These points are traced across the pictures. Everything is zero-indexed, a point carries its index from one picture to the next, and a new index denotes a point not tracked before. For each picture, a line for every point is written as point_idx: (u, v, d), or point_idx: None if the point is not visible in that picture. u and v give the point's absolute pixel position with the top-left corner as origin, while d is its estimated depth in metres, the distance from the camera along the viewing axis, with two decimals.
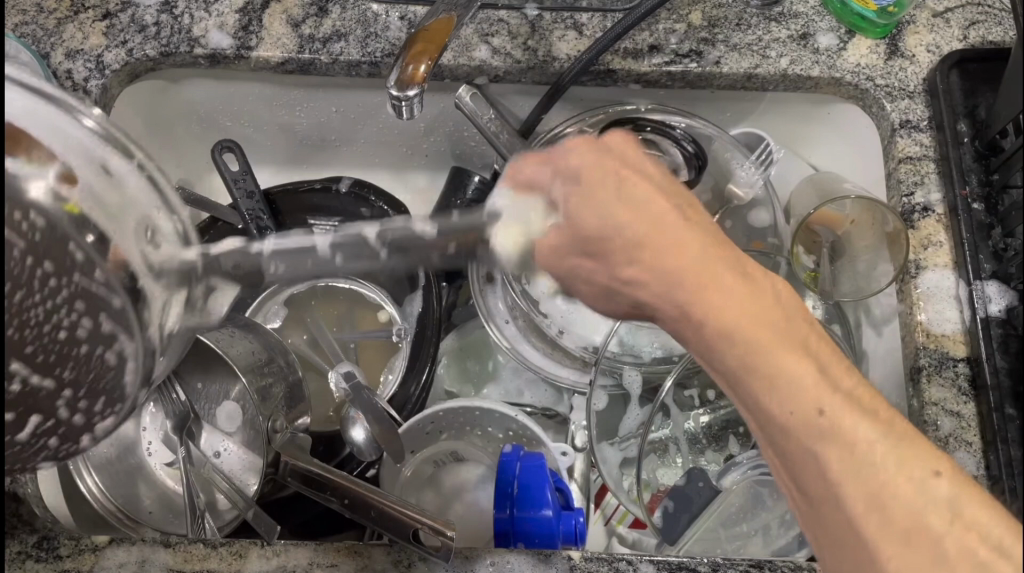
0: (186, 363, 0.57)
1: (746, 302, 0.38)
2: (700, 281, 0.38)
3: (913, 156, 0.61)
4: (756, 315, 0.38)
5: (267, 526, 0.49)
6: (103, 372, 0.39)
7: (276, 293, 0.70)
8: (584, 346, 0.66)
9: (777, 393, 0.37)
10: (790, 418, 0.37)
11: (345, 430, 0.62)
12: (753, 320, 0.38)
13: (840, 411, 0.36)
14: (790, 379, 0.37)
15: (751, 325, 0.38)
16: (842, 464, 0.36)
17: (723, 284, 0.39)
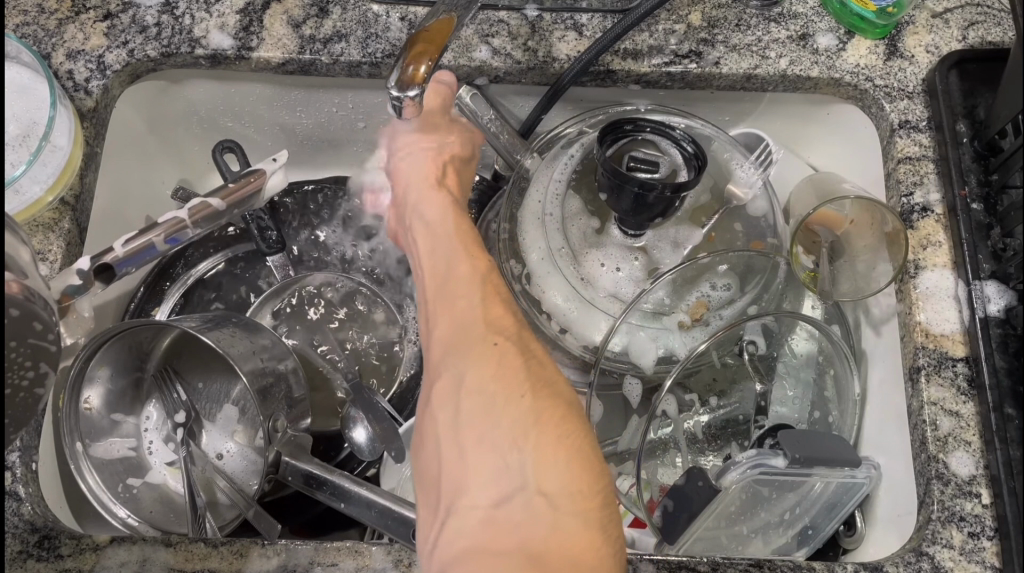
0: (187, 360, 0.62)
1: (459, 308, 0.47)
2: (453, 304, 0.48)
3: (913, 156, 0.61)
4: (450, 306, 0.48)
5: (268, 524, 0.51)
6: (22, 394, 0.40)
7: (278, 293, 0.71)
8: (585, 347, 0.62)
9: (454, 309, 0.47)
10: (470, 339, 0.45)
11: (346, 430, 0.63)
12: (452, 301, 0.48)
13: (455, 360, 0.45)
14: (462, 314, 0.47)
15: (462, 322, 0.46)
16: (483, 384, 0.43)
17: (464, 303, 0.47)
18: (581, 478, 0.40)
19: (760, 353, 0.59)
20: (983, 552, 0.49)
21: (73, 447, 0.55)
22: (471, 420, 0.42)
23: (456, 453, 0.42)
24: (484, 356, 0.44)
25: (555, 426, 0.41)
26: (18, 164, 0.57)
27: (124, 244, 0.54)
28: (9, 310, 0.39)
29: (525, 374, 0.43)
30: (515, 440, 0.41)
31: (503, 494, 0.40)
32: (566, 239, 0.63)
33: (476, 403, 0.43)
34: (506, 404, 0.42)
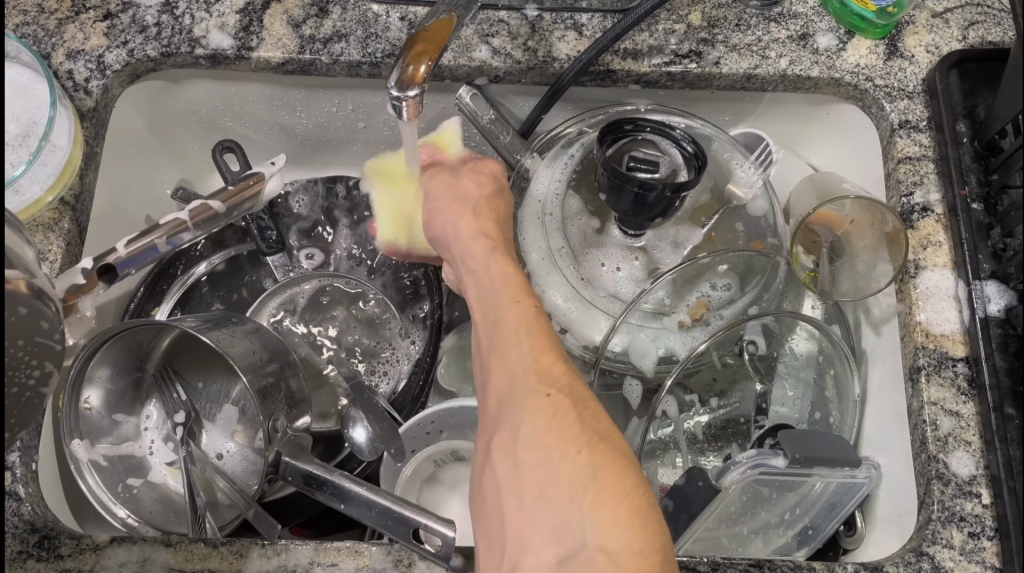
0: (186, 360, 0.62)
1: (509, 352, 0.44)
2: (502, 346, 0.45)
3: (913, 156, 0.61)
4: (500, 348, 0.45)
5: (268, 524, 0.50)
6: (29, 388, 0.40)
7: (277, 293, 0.71)
8: (585, 346, 0.62)
9: (502, 352, 0.44)
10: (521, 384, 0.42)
11: (346, 430, 0.63)
12: (502, 342, 0.45)
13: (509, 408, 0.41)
14: (512, 357, 0.44)
15: (512, 365, 0.43)
16: (539, 434, 0.39)
17: (514, 346, 0.44)
18: (640, 535, 0.36)
19: (760, 353, 0.59)
20: (983, 552, 0.49)
21: (73, 447, 0.55)
22: (526, 472, 0.39)
23: (515, 523, 0.38)
24: (537, 408, 0.40)
25: (614, 480, 0.38)
26: (18, 164, 0.57)
27: (126, 245, 0.53)
28: (17, 309, 0.39)
29: (581, 424, 0.40)
30: (574, 494, 0.37)
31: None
32: (566, 239, 0.63)
33: (531, 455, 0.39)
34: (563, 456, 0.38)
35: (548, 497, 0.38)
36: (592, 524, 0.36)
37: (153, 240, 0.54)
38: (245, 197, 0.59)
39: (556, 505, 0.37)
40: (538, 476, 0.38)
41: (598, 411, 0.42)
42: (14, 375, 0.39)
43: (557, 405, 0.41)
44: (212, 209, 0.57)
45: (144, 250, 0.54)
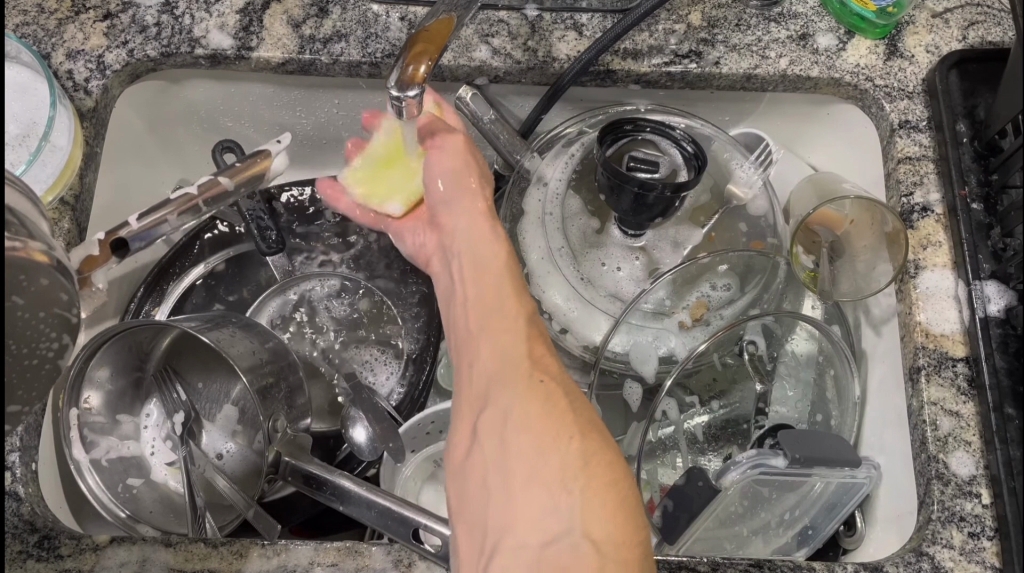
0: (186, 360, 0.62)
1: (478, 294, 0.52)
2: (472, 286, 0.53)
3: (913, 156, 0.61)
4: (472, 289, 0.53)
5: (268, 525, 0.50)
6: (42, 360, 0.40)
7: (277, 293, 0.71)
8: (584, 346, 0.62)
9: (473, 292, 0.53)
10: (487, 317, 0.50)
11: (346, 430, 0.63)
12: (471, 287, 0.53)
13: (480, 341, 0.49)
14: (482, 298, 0.52)
15: (477, 299, 0.52)
16: (499, 361, 0.47)
17: (481, 284, 0.53)
18: (599, 479, 0.40)
19: (760, 353, 0.59)
20: (983, 552, 0.49)
21: (72, 447, 0.55)
22: (494, 407, 0.44)
23: (499, 437, 0.43)
24: (504, 342, 0.48)
25: (569, 423, 0.42)
26: (18, 164, 0.57)
27: (138, 219, 0.53)
28: (38, 280, 0.39)
29: (531, 359, 0.46)
30: (537, 430, 0.42)
31: (544, 454, 0.41)
32: (566, 239, 0.63)
33: (495, 369, 0.46)
34: (522, 387, 0.44)
35: (508, 412, 0.43)
36: (553, 457, 0.41)
37: (160, 215, 0.53)
38: (257, 176, 0.57)
39: (519, 428, 0.42)
40: (504, 407, 0.44)
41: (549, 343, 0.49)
42: (34, 346, 0.39)
43: (514, 344, 0.47)
44: (222, 184, 0.55)
45: (151, 226, 0.53)
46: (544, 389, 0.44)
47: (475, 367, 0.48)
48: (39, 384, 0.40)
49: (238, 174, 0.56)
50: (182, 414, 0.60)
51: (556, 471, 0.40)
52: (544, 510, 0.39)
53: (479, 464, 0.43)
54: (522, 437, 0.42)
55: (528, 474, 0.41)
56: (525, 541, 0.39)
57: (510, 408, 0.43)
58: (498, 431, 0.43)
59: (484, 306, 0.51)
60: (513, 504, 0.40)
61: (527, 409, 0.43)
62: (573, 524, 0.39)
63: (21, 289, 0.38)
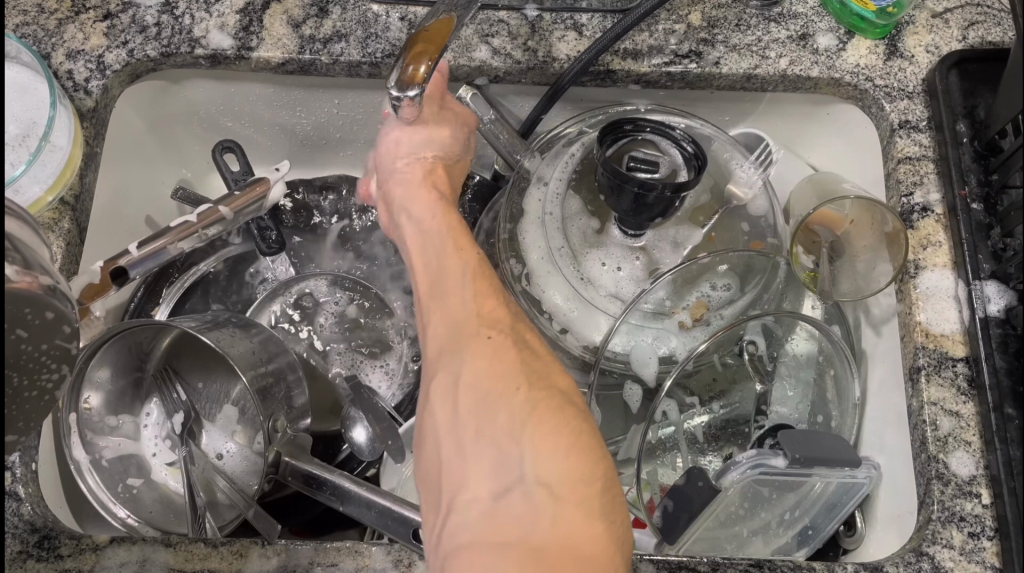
0: (186, 360, 0.62)
1: (431, 255, 0.51)
2: (425, 250, 0.52)
3: (913, 156, 0.61)
4: (426, 252, 0.52)
5: (268, 523, 0.50)
6: (39, 392, 0.39)
7: (277, 293, 0.71)
8: (585, 346, 0.62)
9: (429, 252, 0.52)
10: (440, 273, 0.49)
11: (346, 430, 0.63)
12: (425, 249, 0.52)
13: (432, 299, 0.48)
14: (436, 257, 0.51)
15: (430, 260, 0.51)
16: (449, 319, 0.46)
17: (434, 245, 0.52)
18: (552, 428, 0.40)
19: (760, 353, 0.59)
20: (983, 552, 0.49)
21: (73, 446, 0.55)
22: (445, 366, 0.44)
23: (449, 398, 0.43)
24: (450, 306, 0.47)
25: (517, 373, 0.42)
26: (18, 164, 0.57)
27: (138, 248, 0.55)
28: (46, 313, 0.38)
29: (480, 313, 0.46)
30: (487, 384, 0.42)
31: (491, 410, 0.41)
32: (566, 239, 0.63)
33: (449, 328, 0.46)
34: (472, 344, 0.44)
35: (457, 371, 0.43)
36: (505, 411, 0.41)
37: (161, 244, 0.56)
38: (252, 203, 0.60)
39: (470, 382, 0.42)
40: (455, 363, 0.43)
41: (502, 293, 0.48)
42: (35, 378, 0.39)
43: (465, 298, 0.47)
44: (222, 213, 0.58)
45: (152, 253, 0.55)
46: (494, 342, 0.43)
47: (428, 324, 0.47)
48: (35, 411, 0.40)
49: (236, 202, 0.59)
50: (183, 415, 0.60)
51: (504, 425, 0.40)
52: (494, 463, 0.40)
53: (430, 427, 0.43)
54: (470, 397, 0.42)
55: (478, 430, 0.41)
56: (479, 494, 0.39)
57: (458, 365, 0.43)
58: (449, 391, 0.43)
59: (439, 264, 0.50)
60: (466, 463, 0.40)
61: (476, 364, 0.42)
62: (525, 478, 0.39)
63: (26, 323, 0.37)
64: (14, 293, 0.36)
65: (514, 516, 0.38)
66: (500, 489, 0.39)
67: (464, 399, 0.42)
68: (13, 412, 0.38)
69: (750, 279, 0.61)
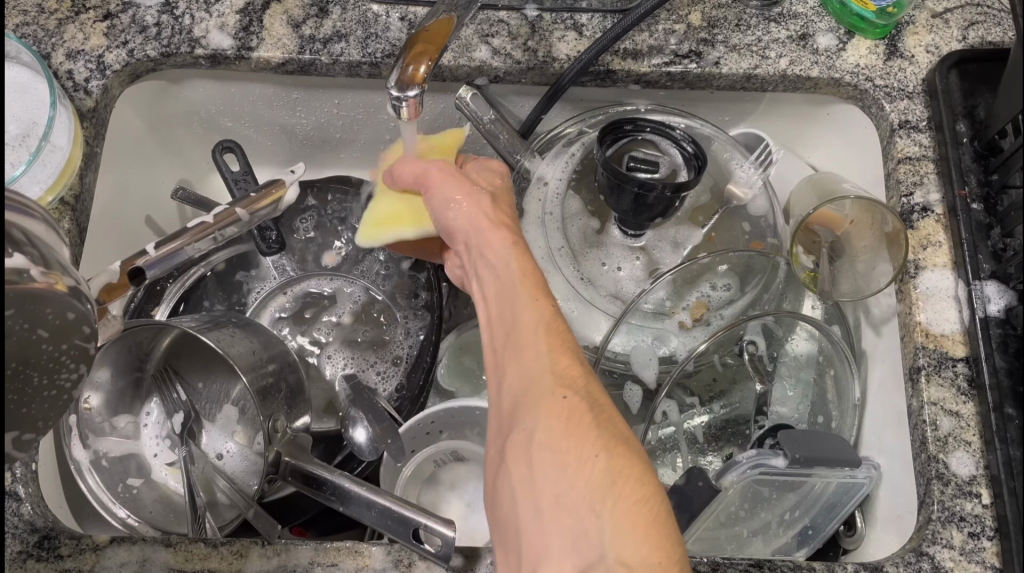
0: (186, 360, 0.62)
1: (493, 289, 0.49)
2: (484, 280, 0.50)
3: (913, 156, 0.61)
4: (489, 280, 0.49)
5: (267, 523, 0.50)
6: (57, 393, 0.39)
7: (276, 293, 0.72)
8: (585, 346, 0.62)
9: (491, 286, 0.49)
10: (507, 313, 0.47)
11: (346, 430, 0.63)
12: (486, 280, 0.49)
13: (500, 342, 0.46)
14: (502, 291, 0.48)
15: (492, 293, 0.48)
16: (518, 366, 0.43)
17: (496, 275, 0.49)
18: (633, 499, 0.38)
19: (760, 353, 0.59)
20: (983, 552, 0.49)
21: (72, 447, 0.56)
22: (518, 418, 0.41)
23: (525, 459, 0.40)
24: (524, 354, 0.44)
25: (594, 435, 0.40)
26: (18, 164, 0.57)
27: (154, 248, 0.52)
28: (66, 314, 0.38)
29: (553, 362, 0.43)
30: (562, 449, 0.39)
31: (569, 480, 0.38)
32: (566, 239, 0.63)
33: (517, 375, 0.43)
34: (547, 403, 0.41)
35: (531, 428, 0.40)
36: (582, 480, 0.38)
37: (178, 244, 0.53)
38: (267, 204, 0.58)
39: (544, 444, 0.39)
40: (527, 422, 0.41)
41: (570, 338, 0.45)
42: (54, 378, 0.39)
43: (534, 342, 0.44)
44: (239, 214, 0.56)
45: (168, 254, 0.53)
46: (568, 398, 0.41)
47: (497, 365, 0.45)
48: (53, 410, 0.40)
49: (252, 203, 0.57)
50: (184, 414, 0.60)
51: (584, 496, 0.38)
52: (573, 539, 0.37)
53: (504, 487, 0.40)
54: (551, 461, 0.39)
55: (555, 501, 0.38)
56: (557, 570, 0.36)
57: (530, 421, 0.41)
58: (522, 451, 0.40)
59: (506, 302, 0.47)
60: (543, 536, 0.38)
61: (551, 423, 0.40)
62: (604, 553, 0.36)
63: (46, 322, 0.37)
64: (33, 292, 0.36)
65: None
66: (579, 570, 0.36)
67: (537, 461, 0.39)
68: (29, 410, 0.39)
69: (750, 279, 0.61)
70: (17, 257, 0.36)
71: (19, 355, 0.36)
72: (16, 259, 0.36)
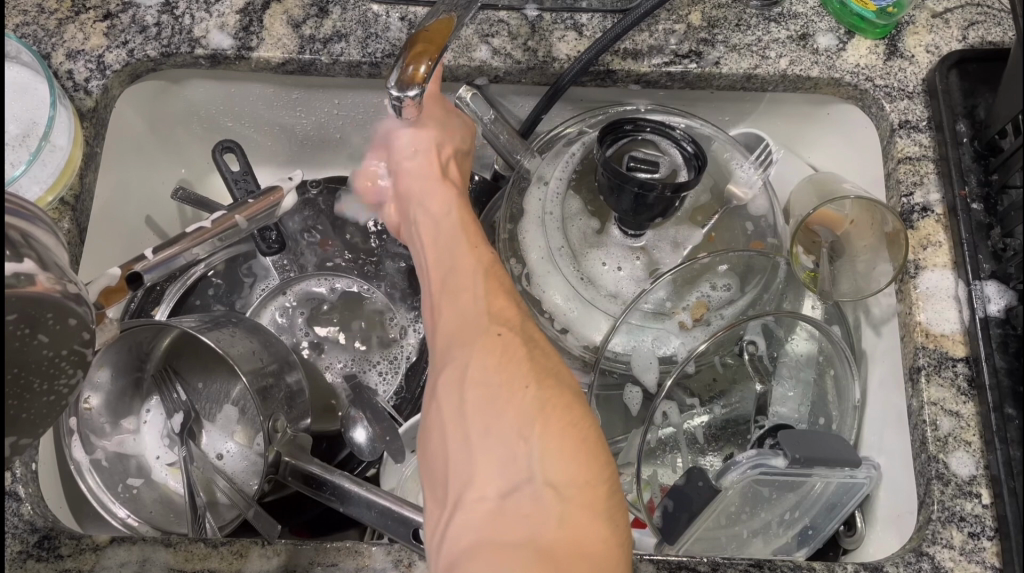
0: (186, 360, 0.62)
1: (437, 245, 0.52)
2: (430, 239, 0.53)
3: (913, 156, 0.61)
4: (433, 239, 0.53)
5: (269, 523, 0.50)
6: (55, 399, 0.39)
7: (277, 294, 0.71)
8: (585, 346, 0.62)
9: (436, 242, 0.52)
10: (449, 264, 0.49)
11: (346, 430, 0.63)
12: (433, 238, 0.53)
13: (440, 288, 0.49)
14: (447, 246, 0.51)
15: (435, 249, 0.52)
16: (456, 311, 0.46)
17: (444, 234, 0.52)
18: (562, 424, 0.41)
19: (760, 353, 0.59)
20: (983, 552, 0.49)
21: (73, 446, 0.55)
22: (452, 356, 0.44)
23: (458, 396, 0.42)
24: (462, 299, 0.46)
25: (524, 367, 0.42)
26: (18, 164, 0.57)
27: (153, 252, 0.53)
28: (67, 320, 0.38)
29: (488, 303, 0.46)
30: (495, 379, 0.42)
31: (500, 407, 0.41)
32: (566, 239, 0.63)
33: (455, 316, 0.46)
34: (480, 340, 0.44)
35: (462, 364, 0.43)
36: (511, 407, 0.41)
37: (176, 249, 0.54)
38: (267, 209, 0.60)
39: (477, 376, 0.42)
40: (459, 358, 0.43)
41: (508, 285, 0.49)
42: (53, 384, 0.39)
43: (475, 287, 0.47)
44: (240, 219, 0.58)
45: (167, 257, 0.53)
46: (501, 335, 0.44)
47: (435, 310, 0.48)
48: (49, 415, 0.40)
49: (250, 209, 0.59)
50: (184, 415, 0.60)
51: (514, 424, 0.40)
52: (502, 462, 0.40)
53: (436, 418, 0.43)
54: (485, 394, 0.42)
55: (484, 427, 0.41)
56: (485, 493, 0.39)
57: (463, 358, 0.43)
58: (456, 386, 0.43)
59: (447, 257, 0.50)
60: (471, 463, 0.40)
61: (483, 357, 0.43)
62: (532, 472, 0.39)
63: (47, 327, 0.37)
64: (32, 296, 0.36)
65: (522, 513, 0.39)
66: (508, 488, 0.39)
67: (468, 394, 0.42)
68: (28, 415, 0.39)
69: (750, 278, 0.61)
70: (27, 261, 0.36)
71: (19, 360, 0.36)
72: (24, 264, 0.36)
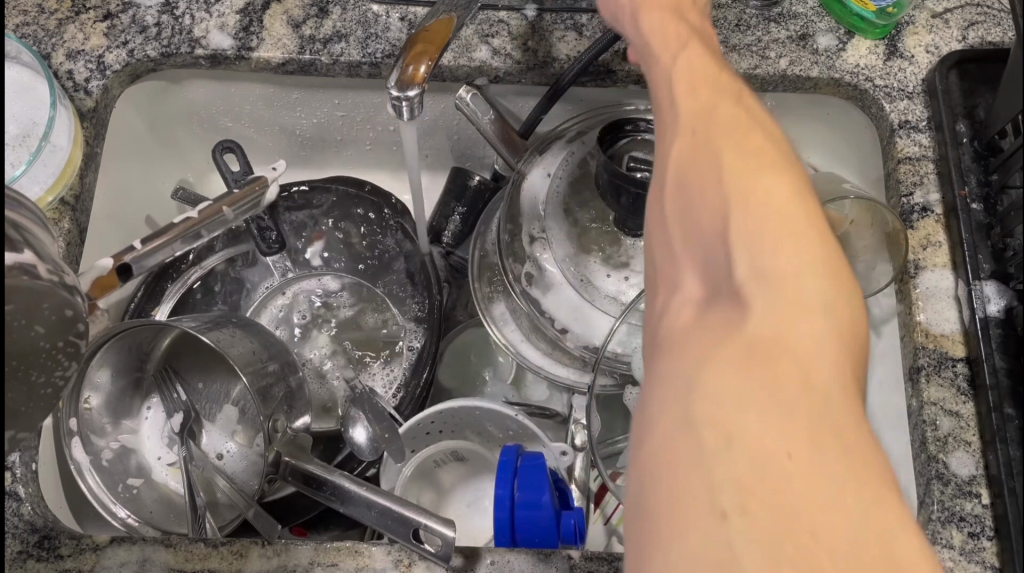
0: (186, 360, 0.62)
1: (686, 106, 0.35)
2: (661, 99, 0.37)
3: (913, 156, 0.61)
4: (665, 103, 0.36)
5: (267, 523, 0.50)
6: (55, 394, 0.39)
7: (276, 294, 0.73)
8: (584, 347, 0.62)
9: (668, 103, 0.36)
10: (682, 127, 0.34)
11: (346, 430, 0.63)
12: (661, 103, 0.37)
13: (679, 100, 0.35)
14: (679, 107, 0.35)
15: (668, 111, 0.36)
16: (692, 124, 0.34)
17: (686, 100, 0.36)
18: (839, 354, 0.26)
19: None
20: (983, 553, 0.49)
21: (73, 447, 0.55)
22: (686, 184, 0.32)
23: (663, 223, 0.32)
24: (696, 152, 0.33)
25: (795, 257, 0.28)
26: (18, 164, 0.57)
27: (143, 243, 0.54)
28: (63, 310, 0.38)
29: (727, 160, 0.31)
30: (710, 276, 0.30)
31: (716, 309, 0.29)
32: (566, 240, 0.64)
33: (676, 132, 0.34)
34: (691, 187, 0.32)
35: (673, 203, 0.32)
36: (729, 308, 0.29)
37: (163, 241, 0.55)
38: (252, 197, 0.60)
39: (684, 238, 0.32)
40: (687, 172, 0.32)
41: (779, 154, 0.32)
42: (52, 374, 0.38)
43: (713, 147, 0.32)
44: (228, 211, 0.58)
45: (155, 248, 0.54)
46: (753, 206, 0.29)
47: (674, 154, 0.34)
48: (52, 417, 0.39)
49: (236, 199, 0.59)
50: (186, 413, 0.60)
51: (722, 335, 0.28)
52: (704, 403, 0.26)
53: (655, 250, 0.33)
54: (675, 202, 0.32)
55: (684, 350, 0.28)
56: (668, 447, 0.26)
57: (679, 164, 0.33)
58: (670, 221, 0.32)
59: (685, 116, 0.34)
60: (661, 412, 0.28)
61: (706, 235, 0.30)
62: (761, 411, 0.25)
63: (43, 317, 0.37)
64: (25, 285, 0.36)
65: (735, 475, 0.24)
66: (699, 436, 0.26)
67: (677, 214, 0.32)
68: (30, 413, 0.38)
69: None
70: (25, 252, 0.37)
71: (18, 351, 0.36)
72: (24, 254, 0.37)
